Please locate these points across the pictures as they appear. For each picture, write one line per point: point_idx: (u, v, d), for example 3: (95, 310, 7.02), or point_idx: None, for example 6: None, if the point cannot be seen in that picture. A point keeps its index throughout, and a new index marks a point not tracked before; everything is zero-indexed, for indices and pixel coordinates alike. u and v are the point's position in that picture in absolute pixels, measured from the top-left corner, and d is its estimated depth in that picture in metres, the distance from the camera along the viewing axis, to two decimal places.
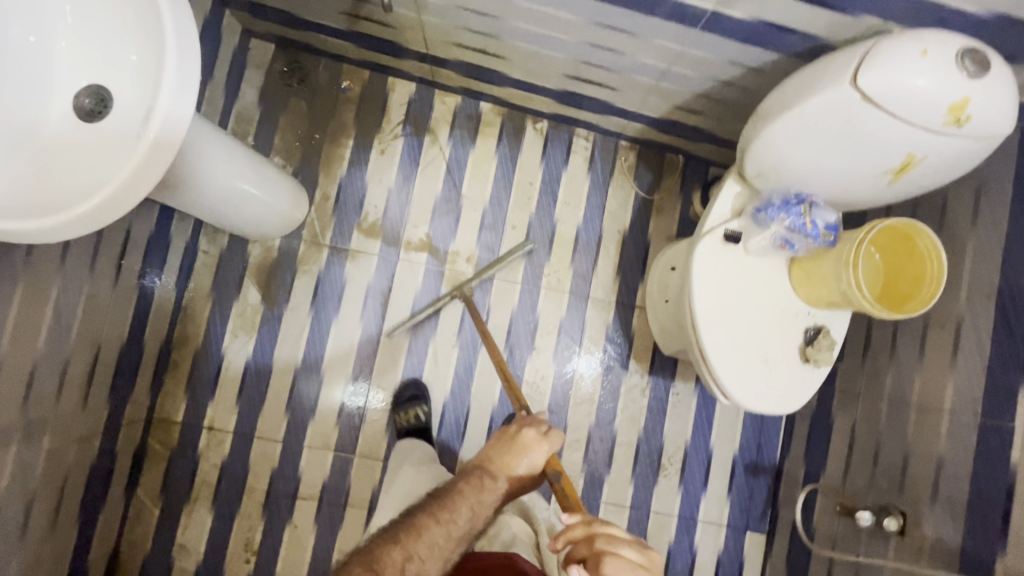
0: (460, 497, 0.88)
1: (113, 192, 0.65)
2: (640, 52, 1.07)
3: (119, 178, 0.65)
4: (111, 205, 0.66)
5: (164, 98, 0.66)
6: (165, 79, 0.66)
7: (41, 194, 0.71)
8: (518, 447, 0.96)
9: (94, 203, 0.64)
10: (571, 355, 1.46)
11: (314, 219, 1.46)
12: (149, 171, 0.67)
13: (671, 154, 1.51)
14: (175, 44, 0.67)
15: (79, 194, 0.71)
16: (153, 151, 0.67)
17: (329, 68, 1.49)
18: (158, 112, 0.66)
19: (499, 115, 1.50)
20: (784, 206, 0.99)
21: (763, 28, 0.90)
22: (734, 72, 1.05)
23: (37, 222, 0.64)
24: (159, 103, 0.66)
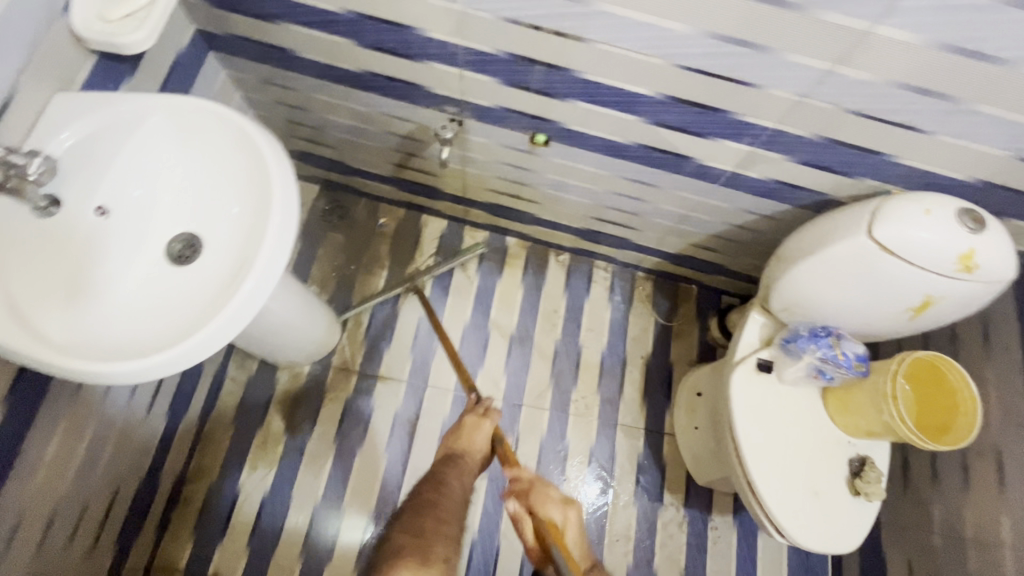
0: (449, 479, 0.87)
1: (203, 338, 0.68)
2: (663, 201, 1.20)
3: (211, 325, 0.68)
4: (198, 350, 0.68)
5: (265, 254, 0.72)
6: (270, 231, 0.73)
7: (123, 334, 0.72)
8: (472, 431, 0.94)
9: (192, 342, 0.67)
10: (588, 489, 1.40)
11: (345, 345, 1.48)
12: (240, 318, 0.71)
13: (684, 284, 1.61)
14: (281, 204, 0.75)
15: (162, 335, 0.73)
16: (246, 300, 0.70)
17: (368, 206, 1.62)
18: (257, 266, 0.71)
19: (524, 248, 1.62)
20: (812, 337, 1.05)
21: (776, 186, 1.03)
22: (749, 218, 1.17)
23: (133, 364, 0.65)
24: (260, 259, 0.72)
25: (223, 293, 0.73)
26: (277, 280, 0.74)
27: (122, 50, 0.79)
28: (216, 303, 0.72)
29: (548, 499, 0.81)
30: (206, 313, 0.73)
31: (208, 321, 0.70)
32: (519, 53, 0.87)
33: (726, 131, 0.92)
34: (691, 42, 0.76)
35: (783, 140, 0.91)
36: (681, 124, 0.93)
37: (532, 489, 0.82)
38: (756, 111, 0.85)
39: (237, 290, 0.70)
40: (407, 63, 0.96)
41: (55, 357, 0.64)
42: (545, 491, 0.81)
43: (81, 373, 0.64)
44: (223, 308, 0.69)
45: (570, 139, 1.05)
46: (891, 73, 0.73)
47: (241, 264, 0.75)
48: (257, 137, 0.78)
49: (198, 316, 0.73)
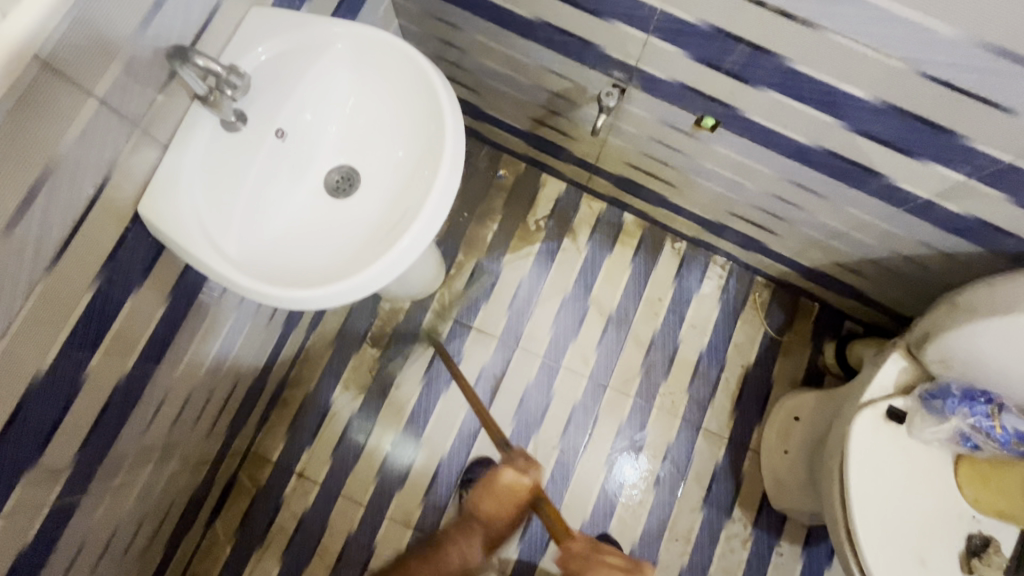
0: (451, 545, 1.05)
1: (363, 283, 0.71)
2: (825, 213, 1.08)
3: (370, 271, 0.71)
4: (355, 292, 0.71)
5: (429, 210, 0.72)
6: (437, 186, 0.72)
7: (284, 257, 0.76)
8: (508, 487, 1.04)
9: (356, 283, 0.70)
10: (626, 470, 1.40)
11: (444, 292, 1.50)
12: (394, 269, 0.73)
13: (806, 299, 1.49)
14: (452, 159, 0.73)
15: (318, 266, 0.76)
16: (404, 253, 0.72)
17: (490, 154, 1.59)
18: (420, 222, 0.72)
19: (641, 228, 1.54)
20: (966, 400, 0.94)
21: (975, 225, 0.89)
22: (921, 251, 1.04)
23: (302, 293, 0.69)
24: (422, 216, 0.72)
25: (385, 238, 0.75)
26: (432, 236, 0.75)
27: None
28: (376, 247, 0.75)
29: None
30: (363, 255, 0.76)
31: (366, 265, 0.73)
32: (727, 29, 0.77)
33: (942, 154, 0.79)
34: (954, 50, 0.64)
35: (1013, 179, 0.77)
36: (888, 137, 0.81)
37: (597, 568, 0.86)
38: (997, 140, 0.73)
39: (397, 244, 0.72)
40: (589, 19, 0.90)
41: (236, 276, 0.68)
42: (604, 560, 0.94)
43: (253, 292, 0.68)
44: (384, 256, 0.72)
45: (743, 128, 0.96)
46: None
47: (403, 211, 0.76)
48: (437, 84, 0.75)
49: (353, 257, 0.76)
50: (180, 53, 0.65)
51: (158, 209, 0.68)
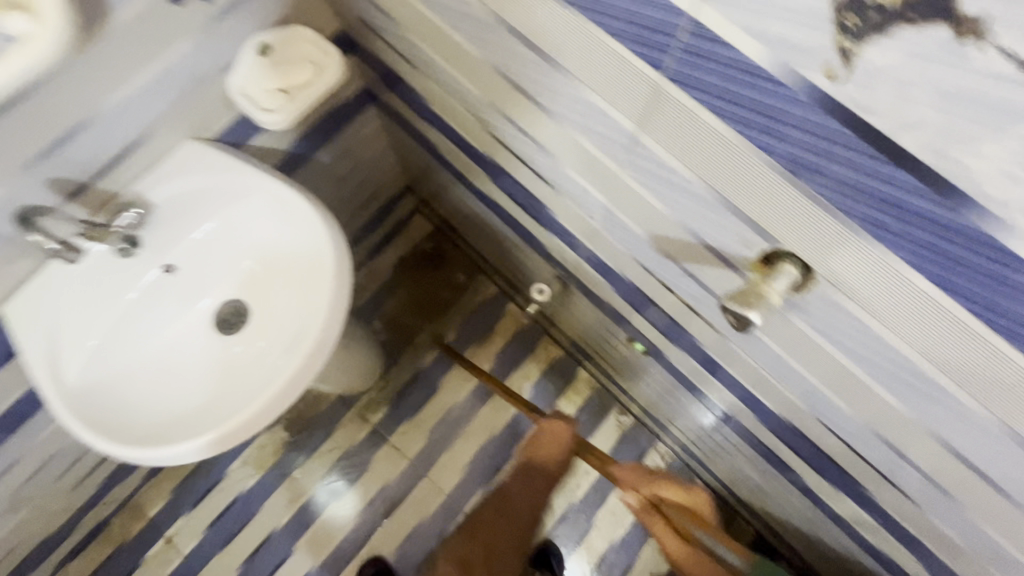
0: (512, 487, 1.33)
1: (210, 444, 0.66)
2: (749, 467, 0.98)
3: (210, 435, 0.66)
4: (202, 453, 0.67)
5: (286, 382, 0.68)
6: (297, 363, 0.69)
7: (144, 396, 0.73)
8: (552, 435, 1.27)
9: (188, 447, 0.66)
10: None
11: (375, 394, 1.46)
12: (237, 436, 0.67)
13: (742, 521, 1.35)
14: (319, 336, 0.70)
15: (175, 408, 0.73)
16: (246, 424, 0.67)
17: (466, 268, 1.56)
18: (272, 394, 0.68)
19: (591, 387, 1.46)
20: None
21: (890, 563, 0.78)
22: (842, 549, 0.92)
23: (127, 449, 0.65)
24: (287, 376, 0.68)
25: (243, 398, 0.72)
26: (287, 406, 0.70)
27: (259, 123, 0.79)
28: (230, 407, 0.71)
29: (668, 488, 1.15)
30: (221, 410, 0.73)
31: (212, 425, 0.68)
32: (644, 292, 0.72)
33: (851, 492, 0.69)
34: (850, 422, 0.56)
35: (921, 551, 0.66)
36: (797, 449, 0.72)
37: (658, 479, 1.16)
38: (900, 512, 0.63)
39: (243, 412, 0.67)
40: (531, 219, 0.87)
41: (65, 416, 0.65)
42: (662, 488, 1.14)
43: (79, 436, 0.65)
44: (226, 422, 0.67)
45: (668, 366, 0.90)
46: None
47: (270, 373, 0.73)
48: (327, 242, 0.73)
49: (212, 409, 0.73)
50: (35, 212, 0.65)
51: (15, 322, 0.67)
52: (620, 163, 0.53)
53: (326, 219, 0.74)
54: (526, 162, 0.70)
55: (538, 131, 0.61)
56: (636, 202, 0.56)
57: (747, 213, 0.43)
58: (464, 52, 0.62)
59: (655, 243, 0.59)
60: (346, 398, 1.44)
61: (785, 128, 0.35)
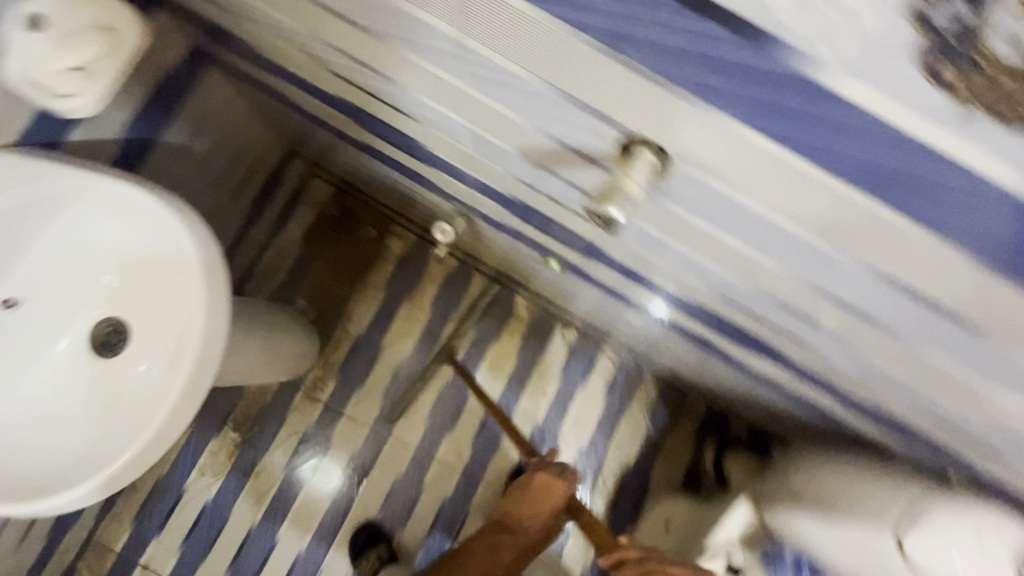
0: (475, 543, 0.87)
1: (112, 475, 0.60)
2: (683, 351, 1.03)
3: (110, 469, 0.60)
4: (106, 487, 0.61)
5: (179, 390, 0.62)
6: (187, 367, 0.63)
7: (25, 446, 0.66)
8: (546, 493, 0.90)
9: (87, 487, 0.60)
10: None
11: (318, 372, 1.41)
12: (142, 461, 0.62)
13: (693, 398, 1.45)
14: (204, 334, 0.64)
15: (65, 451, 0.66)
16: (148, 446, 0.62)
17: (379, 223, 1.48)
18: (165, 409, 0.62)
19: (531, 313, 1.48)
20: (795, 572, 0.94)
21: (811, 404, 0.85)
22: (773, 402, 1.00)
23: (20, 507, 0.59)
24: (180, 383, 0.62)
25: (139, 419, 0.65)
26: (191, 414, 0.65)
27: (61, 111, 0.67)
28: (127, 432, 0.65)
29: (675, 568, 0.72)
30: (118, 439, 0.66)
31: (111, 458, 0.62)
32: (538, 211, 0.69)
33: (765, 353, 0.73)
34: (744, 292, 0.58)
35: (831, 389, 0.72)
36: (712, 326, 0.75)
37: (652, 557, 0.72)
38: (806, 361, 0.67)
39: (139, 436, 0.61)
40: (413, 160, 0.81)
41: None
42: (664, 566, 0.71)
43: None
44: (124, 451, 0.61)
45: (586, 277, 0.91)
46: (1010, 429, 0.53)
47: (162, 385, 0.66)
48: (176, 229, 0.65)
49: (107, 440, 0.66)
50: None
51: None
52: (460, 76, 0.47)
53: (170, 204, 0.66)
54: (379, 95, 0.63)
55: (372, 59, 0.54)
56: (491, 117, 0.51)
57: (591, 103, 0.40)
58: None
59: (525, 157, 0.55)
60: (290, 383, 1.39)
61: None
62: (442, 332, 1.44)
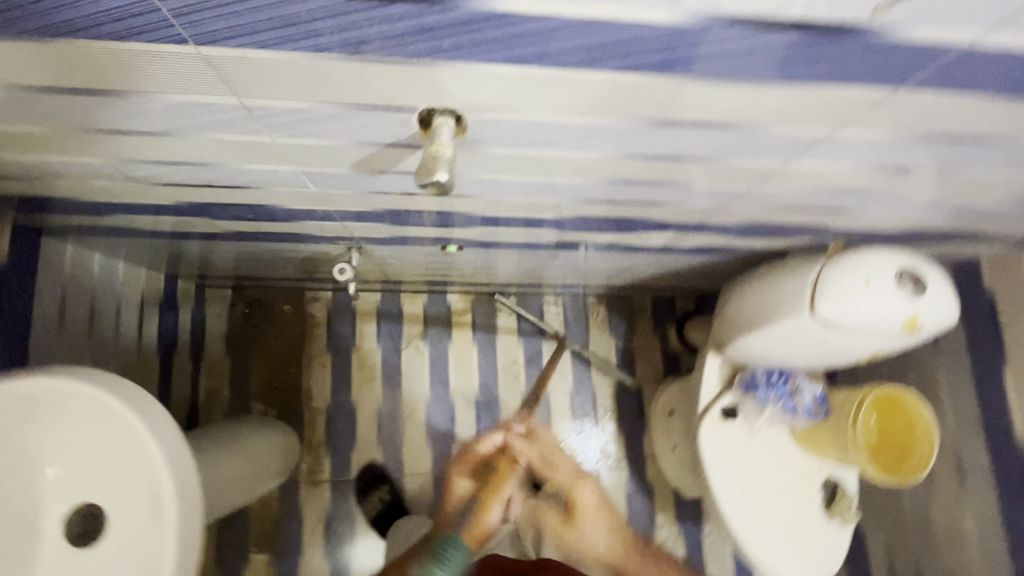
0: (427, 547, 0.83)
1: None
2: (598, 260, 1.14)
3: None
4: None
5: (174, 536, 0.65)
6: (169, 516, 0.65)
7: None
8: None
9: None
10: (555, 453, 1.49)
11: (309, 457, 1.41)
12: None
13: (637, 298, 1.58)
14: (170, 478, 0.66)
15: None
16: None
17: (291, 297, 1.49)
18: (170, 559, 0.64)
19: (468, 302, 1.54)
20: (771, 385, 1.06)
21: (708, 248, 0.98)
22: (686, 263, 1.12)
23: None
24: (173, 522, 0.65)
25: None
26: (197, 551, 0.68)
27: None
28: None
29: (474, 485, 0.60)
30: None
31: None
32: (405, 209, 0.76)
33: (646, 226, 0.84)
34: (594, 188, 0.66)
35: (708, 228, 0.84)
36: (598, 227, 0.85)
37: None
38: (675, 215, 0.77)
39: None
40: (282, 224, 0.85)
41: None
42: None
43: None
44: None
45: (484, 244, 0.98)
46: (826, 183, 0.65)
47: (146, 546, 0.67)
48: (97, 396, 0.66)
49: None
50: None
51: None
52: (265, 133, 0.52)
53: (80, 377, 0.66)
54: (211, 183, 0.66)
55: (183, 155, 0.57)
56: (312, 151, 0.56)
57: (375, 102, 0.45)
58: (38, 136, 0.54)
59: (362, 170, 0.61)
60: (289, 482, 1.39)
61: (308, 25, 0.36)
62: (400, 361, 1.48)
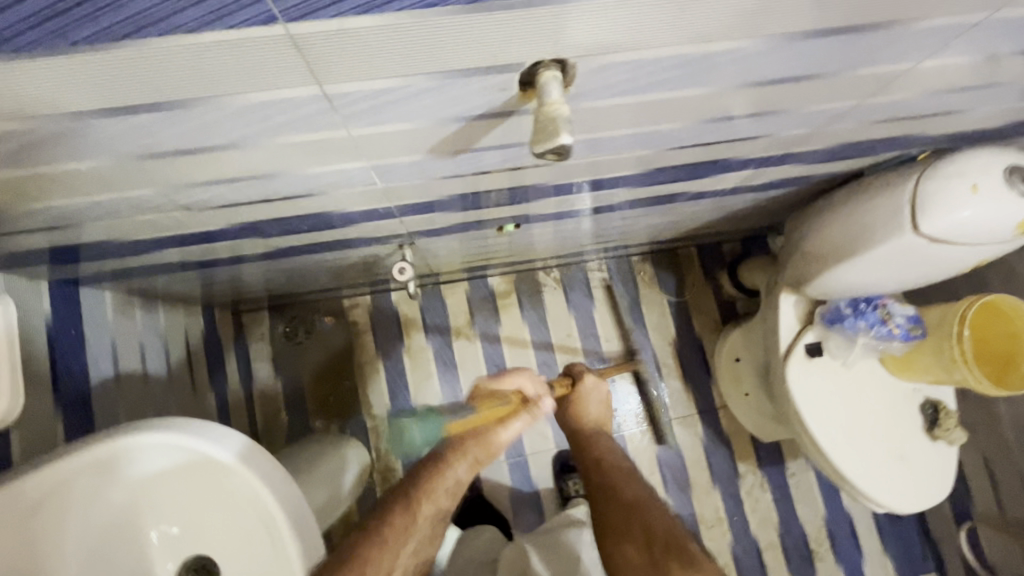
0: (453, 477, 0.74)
1: None
2: (654, 214, 1.08)
3: None
4: None
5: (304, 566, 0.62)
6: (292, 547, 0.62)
7: None
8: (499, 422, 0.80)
9: None
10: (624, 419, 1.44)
11: (380, 465, 1.38)
12: None
13: (682, 249, 1.52)
14: (282, 509, 0.62)
15: None
16: None
17: (331, 307, 1.44)
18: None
19: (511, 282, 1.49)
20: (858, 315, 1.01)
21: (780, 182, 0.92)
22: (748, 202, 1.06)
23: None
24: (297, 557, 0.62)
25: None
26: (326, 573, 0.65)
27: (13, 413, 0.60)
28: None
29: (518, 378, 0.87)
30: None
31: None
32: (472, 192, 0.70)
33: (724, 168, 0.78)
34: (687, 131, 0.60)
35: (791, 158, 0.77)
36: (671, 178, 0.79)
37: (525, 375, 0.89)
38: (761, 150, 0.71)
39: None
40: (337, 231, 0.79)
41: None
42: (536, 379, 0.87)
43: None
44: None
45: (542, 217, 0.93)
46: (945, 83, 0.59)
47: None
48: (190, 445, 0.61)
49: None
50: None
51: None
52: (341, 126, 0.45)
53: (164, 429, 0.61)
54: (269, 197, 0.60)
55: (247, 169, 0.51)
56: (392, 141, 0.50)
57: (480, 63, 0.39)
58: (82, 173, 0.47)
59: (440, 154, 0.55)
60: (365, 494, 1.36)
61: None
62: (453, 354, 1.44)
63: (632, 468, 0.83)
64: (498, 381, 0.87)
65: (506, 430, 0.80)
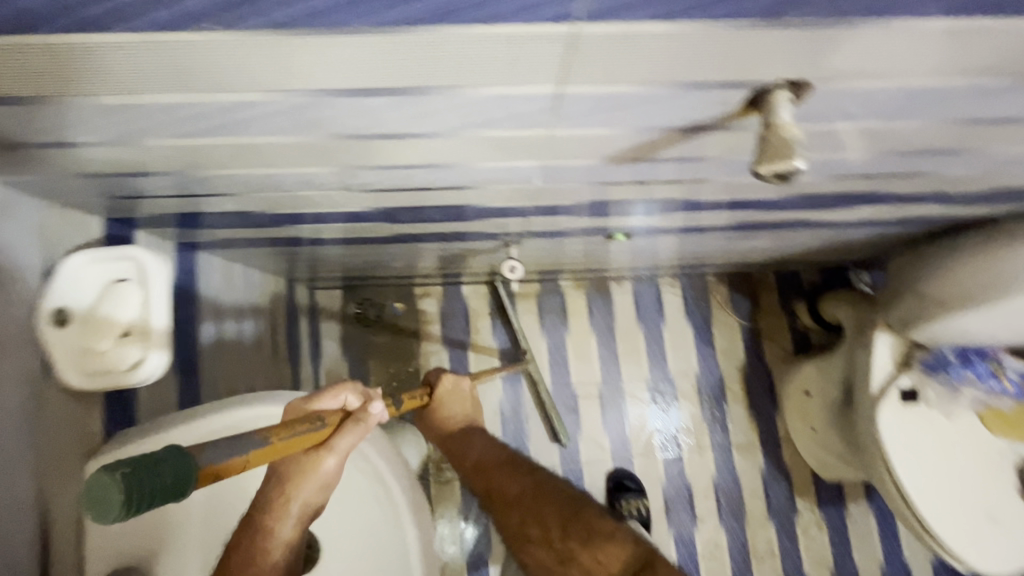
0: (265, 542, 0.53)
1: None
2: (756, 238, 1.05)
3: None
4: None
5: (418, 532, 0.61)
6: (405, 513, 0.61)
7: None
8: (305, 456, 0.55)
9: None
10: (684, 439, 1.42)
11: None
12: None
13: (759, 274, 1.49)
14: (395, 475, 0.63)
15: None
16: None
17: (403, 293, 1.45)
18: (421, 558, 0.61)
19: (582, 288, 1.47)
20: (967, 364, 0.99)
21: (906, 220, 0.89)
22: (857, 236, 1.03)
23: None
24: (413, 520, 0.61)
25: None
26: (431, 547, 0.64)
27: (145, 378, 0.63)
28: None
29: (329, 399, 0.57)
30: None
31: None
32: (612, 200, 0.69)
33: (865, 200, 0.75)
34: (861, 162, 0.58)
35: (938, 197, 0.75)
36: (806, 204, 0.77)
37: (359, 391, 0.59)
38: (915, 187, 0.69)
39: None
40: (461, 223, 0.79)
41: None
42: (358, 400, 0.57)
43: None
44: None
45: (653, 230, 0.92)
46: None
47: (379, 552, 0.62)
48: None
49: None
50: None
51: None
52: (548, 125, 0.45)
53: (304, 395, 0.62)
54: (429, 186, 0.60)
55: (430, 158, 0.51)
56: (584, 144, 0.49)
57: (728, 78, 0.38)
58: (282, 146, 0.47)
59: (616, 161, 0.54)
60: None
61: None
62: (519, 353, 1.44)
63: (513, 456, 0.74)
64: (312, 403, 0.57)
65: (333, 455, 0.54)
